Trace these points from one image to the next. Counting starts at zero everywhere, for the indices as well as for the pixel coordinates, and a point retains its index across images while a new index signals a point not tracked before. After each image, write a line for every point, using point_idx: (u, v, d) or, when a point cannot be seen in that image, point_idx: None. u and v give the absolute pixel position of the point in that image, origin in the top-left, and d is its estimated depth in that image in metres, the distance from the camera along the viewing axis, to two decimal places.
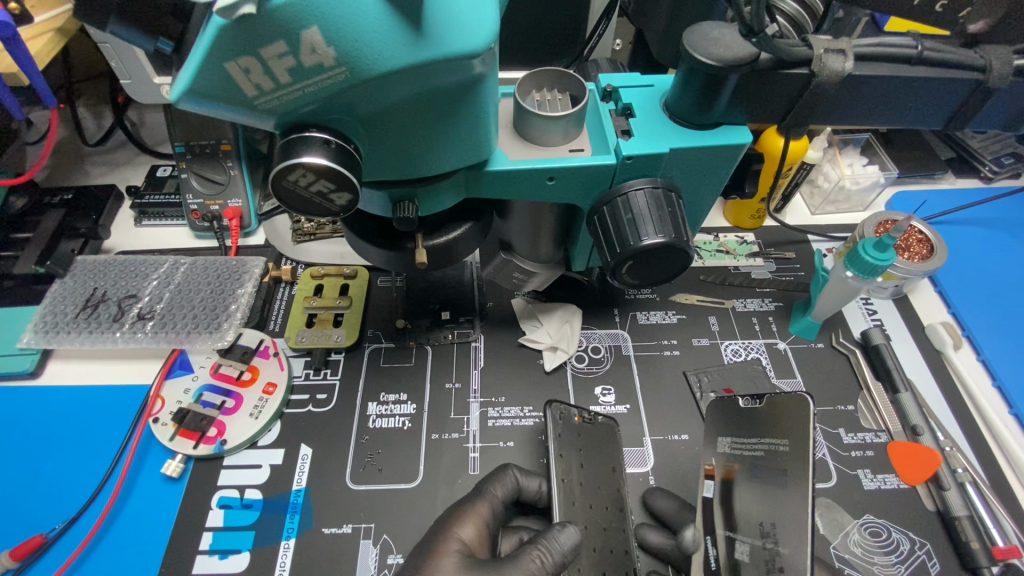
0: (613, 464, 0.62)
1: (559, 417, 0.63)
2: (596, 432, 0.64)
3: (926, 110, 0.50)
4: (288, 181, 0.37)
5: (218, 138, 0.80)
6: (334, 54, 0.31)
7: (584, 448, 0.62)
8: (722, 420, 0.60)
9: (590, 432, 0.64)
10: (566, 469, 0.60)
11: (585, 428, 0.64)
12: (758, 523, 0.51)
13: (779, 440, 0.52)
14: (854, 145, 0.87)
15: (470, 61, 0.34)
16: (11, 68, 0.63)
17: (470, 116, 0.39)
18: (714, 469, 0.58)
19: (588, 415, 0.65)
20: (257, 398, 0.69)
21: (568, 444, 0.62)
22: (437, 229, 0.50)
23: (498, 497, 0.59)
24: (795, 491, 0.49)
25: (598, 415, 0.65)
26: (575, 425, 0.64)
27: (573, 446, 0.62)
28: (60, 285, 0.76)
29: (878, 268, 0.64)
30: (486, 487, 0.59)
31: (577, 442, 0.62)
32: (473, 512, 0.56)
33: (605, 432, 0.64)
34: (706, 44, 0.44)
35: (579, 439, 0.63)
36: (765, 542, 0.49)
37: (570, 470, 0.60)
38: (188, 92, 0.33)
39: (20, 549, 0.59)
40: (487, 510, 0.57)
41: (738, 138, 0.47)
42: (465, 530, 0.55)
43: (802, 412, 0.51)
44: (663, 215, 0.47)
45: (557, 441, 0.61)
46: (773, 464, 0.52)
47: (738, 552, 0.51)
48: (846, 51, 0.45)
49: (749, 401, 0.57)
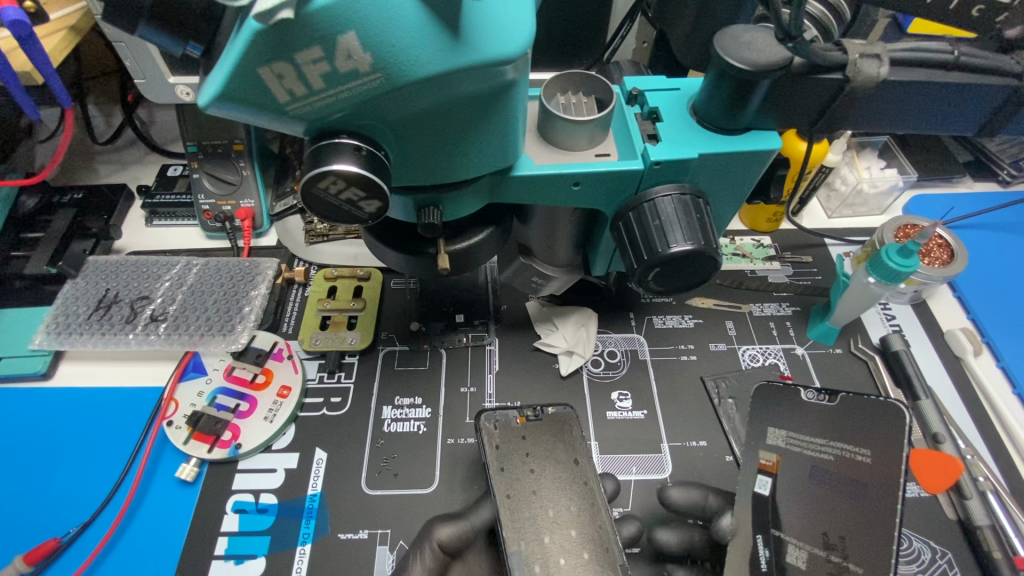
0: (575, 456, 0.60)
1: (498, 424, 0.61)
2: (546, 426, 0.61)
3: (960, 116, 0.49)
4: (318, 189, 0.36)
5: (231, 138, 0.79)
6: (371, 59, 0.31)
7: (530, 453, 0.59)
8: (769, 412, 0.57)
9: (546, 429, 0.61)
10: (513, 479, 0.57)
11: (530, 428, 0.61)
12: (822, 533, 0.51)
13: (859, 449, 0.53)
14: (871, 148, 0.86)
15: (505, 67, 0.33)
16: (26, 66, 0.62)
17: (500, 122, 0.39)
18: (771, 465, 0.55)
19: (531, 413, 0.62)
20: (271, 401, 0.69)
21: (512, 450, 0.59)
22: (459, 234, 0.50)
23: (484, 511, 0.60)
24: (879, 503, 0.51)
25: (546, 406, 0.62)
26: (519, 427, 0.61)
27: (516, 451, 0.59)
28: (72, 285, 0.75)
29: (902, 274, 0.63)
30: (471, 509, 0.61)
31: (521, 445, 0.60)
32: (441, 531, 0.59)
33: (556, 421, 0.62)
34: (738, 47, 0.43)
35: (525, 442, 0.60)
36: (828, 555, 0.50)
37: (515, 470, 0.58)
38: (218, 97, 0.32)
39: (34, 553, 0.58)
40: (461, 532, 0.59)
41: (767, 143, 0.46)
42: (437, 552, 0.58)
43: (891, 423, 0.53)
44: (692, 221, 0.46)
45: (492, 451, 0.59)
46: (844, 473, 0.53)
47: (790, 555, 0.51)
48: (881, 56, 0.44)
49: (817, 396, 0.55)
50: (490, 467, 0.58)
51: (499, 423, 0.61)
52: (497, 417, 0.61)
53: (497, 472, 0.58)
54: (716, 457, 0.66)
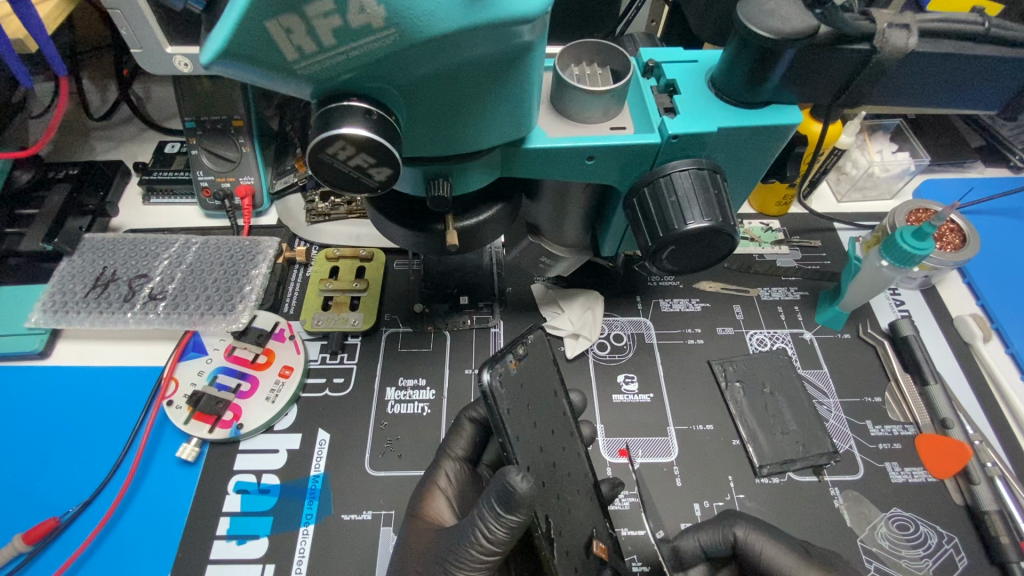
0: (555, 387, 0.56)
1: (502, 380, 0.51)
2: (533, 362, 0.55)
3: (989, 87, 0.48)
4: (326, 154, 0.35)
5: (230, 113, 0.77)
6: (384, 13, 0.29)
7: (531, 401, 0.53)
8: None
9: (532, 364, 0.55)
10: (523, 433, 0.51)
11: (524, 372, 0.53)
12: None
13: None
14: (883, 131, 0.84)
15: (522, 26, 0.32)
16: (19, 33, 0.60)
17: (515, 88, 0.37)
18: None
19: (521, 352, 0.54)
20: (273, 381, 0.68)
21: (517, 402, 0.51)
22: (468, 210, 0.48)
23: (457, 455, 0.61)
24: None
25: (526, 336, 0.55)
26: (515, 373, 0.52)
27: (522, 403, 0.52)
28: (69, 262, 0.73)
29: (915, 257, 0.63)
30: (448, 446, 0.61)
31: (522, 395, 0.52)
32: (438, 493, 0.58)
33: (539, 352, 0.56)
34: (762, 16, 0.41)
35: (524, 391, 0.53)
36: None
37: (525, 432, 0.51)
38: (221, 54, 0.31)
39: (33, 533, 0.58)
40: (445, 476, 0.59)
41: (788, 117, 0.45)
42: (435, 504, 0.57)
43: None
44: (709, 197, 0.45)
45: (508, 416, 0.50)
46: None
47: None
48: (910, 26, 0.42)
49: None
50: (508, 440, 0.49)
51: (500, 376, 0.51)
52: (500, 367, 0.51)
53: (513, 440, 0.49)
54: (722, 441, 0.66)
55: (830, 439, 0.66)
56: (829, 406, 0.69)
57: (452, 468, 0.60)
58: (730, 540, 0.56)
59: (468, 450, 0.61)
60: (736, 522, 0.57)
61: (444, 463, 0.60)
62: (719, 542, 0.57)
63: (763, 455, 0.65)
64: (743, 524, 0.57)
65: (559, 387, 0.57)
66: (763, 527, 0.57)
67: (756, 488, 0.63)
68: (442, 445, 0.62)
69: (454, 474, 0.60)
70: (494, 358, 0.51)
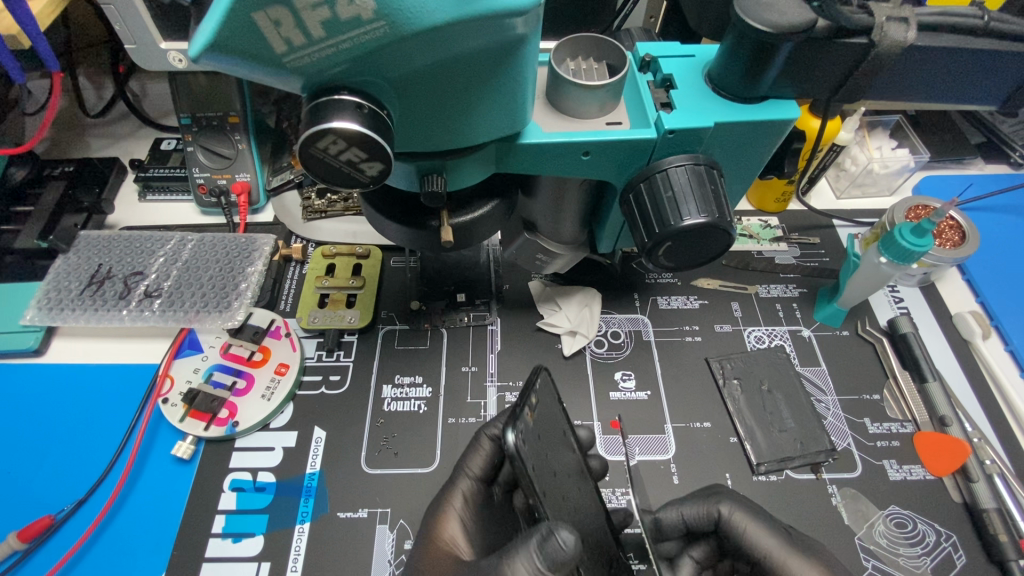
0: (563, 428, 0.54)
1: (524, 436, 0.46)
2: (542, 407, 0.51)
3: (989, 82, 0.48)
4: (318, 149, 0.35)
5: (226, 110, 0.76)
6: (373, 5, 0.29)
7: (548, 451, 0.50)
8: None
9: (543, 410, 0.52)
10: (543, 477, 0.47)
11: (537, 420, 0.49)
12: None
13: None
14: (883, 128, 0.84)
15: (515, 19, 0.31)
16: (12, 29, 0.59)
17: (508, 83, 0.37)
18: None
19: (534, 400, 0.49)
20: (269, 378, 0.67)
21: (536, 451, 0.48)
22: (463, 206, 0.48)
23: (471, 474, 0.58)
24: None
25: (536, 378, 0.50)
26: (532, 425, 0.48)
27: (539, 453, 0.48)
28: (64, 260, 0.73)
29: (914, 253, 0.62)
30: (464, 464, 0.59)
31: (539, 445, 0.48)
32: (451, 514, 0.57)
33: (545, 395, 0.52)
34: (759, 9, 0.41)
35: (541, 441, 0.49)
36: None
37: (548, 487, 0.47)
38: (210, 47, 0.31)
39: (28, 531, 0.57)
40: (459, 494, 0.58)
41: (785, 113, 0.45)
42: (447, 527, 0.56)
43: None
44: (706, 193, 0.44)
45: (534, 476, 0.45)
46: None
47: None
48: (909, 19, 0.42)
49: None
50: (537, 502, 0.45)
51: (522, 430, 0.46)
52: (522, 423, 0.46)
53: (542, 496, 0.45)
54: (720, 439, 0.66)
55: (828, 436, 0.65)
56: (827, 403, 0.68)
57: (466, 487, 0.58)
58: (714, 516, 0.56)
59: (485, 469, 0.59)
60: (722, 500, 0.57)
61: (460, 482, 0.58)
62: (702, 516, 0.57)
63: (761, 453, 0.64)
64: (729, 502, 0.56)
65: (567, 428, 0.55)
66: (749, 506, 0.56)
67: (755, 486, 0.63)
68: (459, 462, 0.59)
69: (470, 493, 0.58)
70: (515, 414, 0.46)
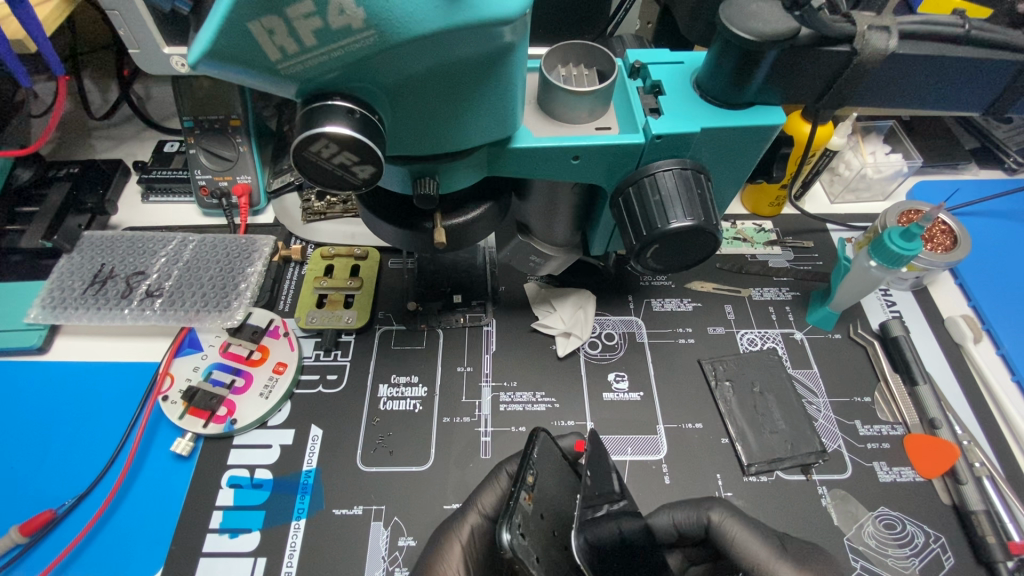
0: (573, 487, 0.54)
1: (523, 532, 0.44)
2: (545, 482, 0.50)
3: (972, 89, 0.48)
4: (311, 152, 0.36)
5: (228, 113, 0.78)
6: (363, 14, 0.30)
7: (555, 528, 0.48)
8: None
9: (544, 485, 0.50)
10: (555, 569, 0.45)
11: (540, 502, 0.48)
12: None
13: None
14: (876, 133, 0.85)
15: (502, 28, 0.33)
16: (18, 34, 0.61)
17: (497, 89, 0.38)
18: None
19: (532, 482, 0.48)
20: (267, 377, 0.69)
21: (541, 537, 0.46)
22: (456, 208, 0.49)
23: (486, 506, 0.58)
24: None
25: (528, 462, 0.49)
26: (532, 509, 0.47)
27: (544, 534, 0.47)
28: (68, 259, 0.74)
29: (903, 257, 0.63)
30: (476, 500, 0.58)
31: (543, 528, 0.47)
32: (454, 550, 0.56)
33: (545, 464, 0.51)
34: (744, 17, 0.42)
35: (544, 520, 0.48)
36: None
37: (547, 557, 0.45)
38: (206, 54, 0.32)
39: (30, 524, 0.59)
40: (467, 532, 0.56)
41: (772, 118, 0.46)
42: (451, 561, 0.55)
43: None
44: (692, 197, 0.45)
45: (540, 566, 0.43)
46: None
47: None
48: (890, 28, 0.43)
49: None
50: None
51: (521, 525, 0.45)
52: (518, 518, 0.45)
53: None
54: (711, 440, 0.66)
55: (818, 438, 0.66)
56: (818, 405, 0.69)
57: (475, 524, 0.57)
58: (704, 523, 0.58)
59: (496, 508, 0.58)
60: (713, 507, 0.58)
61: (469, 516, 0.57)
62: (694, 523, 0.58)
63: (752, 453, 0.65)
64: (719, 509, 0.58)
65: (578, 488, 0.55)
66: (739, 513, 0.57)
67: (745, 487, 0.64)
68: (471, 496, 0.59)
69: (479, 529, 0.57)
70: (508, 510, 0.44)
